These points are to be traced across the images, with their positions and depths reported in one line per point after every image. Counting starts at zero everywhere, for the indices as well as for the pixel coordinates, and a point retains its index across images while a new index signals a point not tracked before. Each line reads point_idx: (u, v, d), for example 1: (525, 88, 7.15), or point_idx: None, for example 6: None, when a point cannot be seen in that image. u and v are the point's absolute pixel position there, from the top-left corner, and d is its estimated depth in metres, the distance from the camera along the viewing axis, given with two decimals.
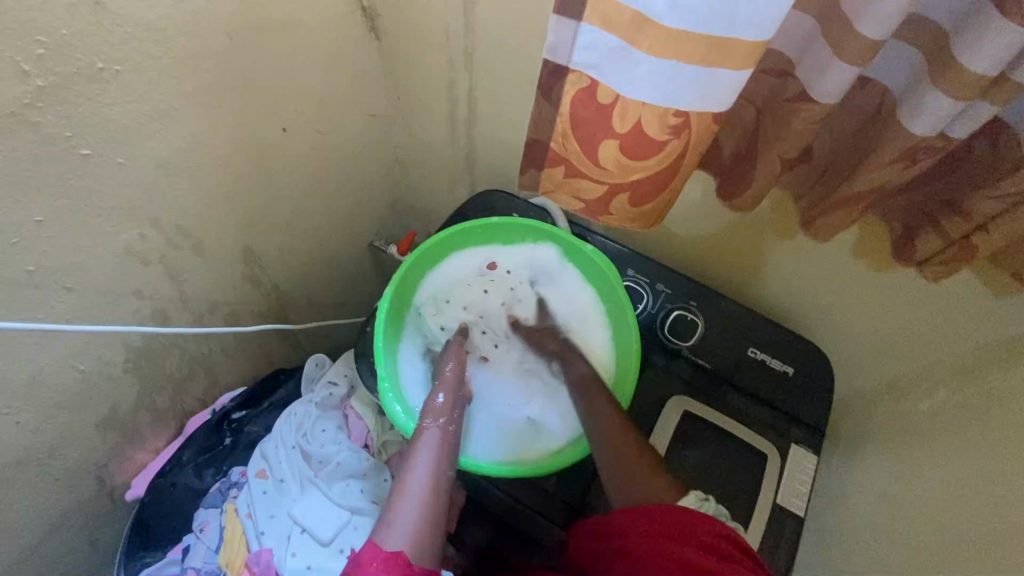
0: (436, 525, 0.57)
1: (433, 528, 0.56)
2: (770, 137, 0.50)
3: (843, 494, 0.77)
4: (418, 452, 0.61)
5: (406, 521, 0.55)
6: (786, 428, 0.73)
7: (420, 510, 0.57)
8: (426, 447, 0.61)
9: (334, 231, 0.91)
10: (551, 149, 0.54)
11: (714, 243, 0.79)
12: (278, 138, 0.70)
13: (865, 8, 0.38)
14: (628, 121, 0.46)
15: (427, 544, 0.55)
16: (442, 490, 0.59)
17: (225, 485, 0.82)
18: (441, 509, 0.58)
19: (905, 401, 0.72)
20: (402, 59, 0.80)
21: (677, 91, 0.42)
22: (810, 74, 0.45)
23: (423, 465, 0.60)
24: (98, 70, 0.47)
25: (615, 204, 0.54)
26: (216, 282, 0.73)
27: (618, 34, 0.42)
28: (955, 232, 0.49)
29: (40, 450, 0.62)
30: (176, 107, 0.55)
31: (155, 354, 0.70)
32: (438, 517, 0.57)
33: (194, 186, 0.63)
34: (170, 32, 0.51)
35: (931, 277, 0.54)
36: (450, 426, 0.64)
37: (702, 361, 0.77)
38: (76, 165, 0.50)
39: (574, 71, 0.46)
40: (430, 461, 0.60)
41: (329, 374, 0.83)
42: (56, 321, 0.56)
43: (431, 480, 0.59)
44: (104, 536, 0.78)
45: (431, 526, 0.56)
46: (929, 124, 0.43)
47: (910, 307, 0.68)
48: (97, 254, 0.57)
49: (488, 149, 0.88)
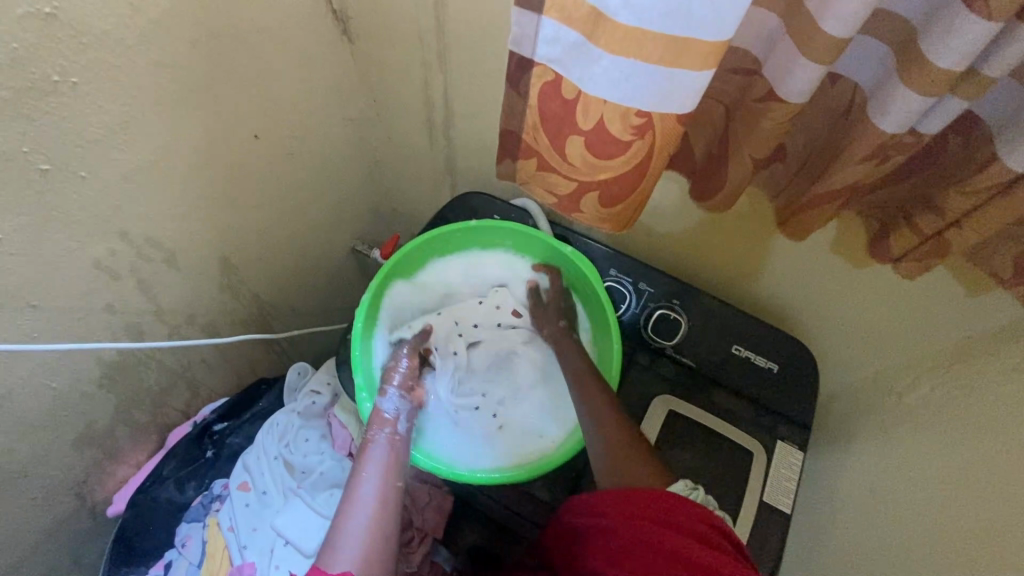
0: (387, 540, 0.55)
1: (384, 540, 0.55)
2: (742, 137, 0.49)
3: (830, 487, 0.77)
4: (366, 465, 0.60)
5: (355, 537, 0.54)
6: (770, 425, 0.73)
7: (371, 520, 0.55)
8: (375, 460, 0.60)
9: (314, 237, 0.90)
10: (524, 141, 0.54)
11: (695, 241, 0.79)
12: (250, 145, 0.69)
13: (830, 7, 0.37)
14: (591, 118, 0.45)
15: (379, 558, 0.54)
16: (392, 500, 0.58)
17: (208, 498, 0.82)
18: (393, 518, 0.57)
19: (889, 395, 0.72)
20: (376, 61, 0.78)
21: (636, 89, 0.41)
22: (776, 72, 0.44)
23: (371, 477, 0.59)
24: (55, 83, 0.46)
25: (586, 202, 0.53)
26: (193, 293, 0.72)
27: (577, 30, 0.41)
28: (930, 229, 0.48)
29: (15, 470, 0.61)
30: (140, 118, 0.54)
31: (131, 368, 0.69)
32: (388, 528, 0.56)
33: (164, 197, 0.62)
34: (131, 42, 0.50)
35: (908, 273, 0.53)
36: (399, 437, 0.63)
37: (686, 360, 0.76)
38: (36, 181, 0.49)
39: (539, 64, 0.46)
40: (379, 472, 0.59)
41: (311, 382, 0.81)
42: (24, 340, 0.55)
43: (381, 490, 0.58)
44: (88, 551, 0.77)
45: (380, 539, 0.55)
46: (897, 123, 0.42)
47: (892, 301, 0.67)
48: (64, 270, 0.56)
49: (466, 151, 0.87)
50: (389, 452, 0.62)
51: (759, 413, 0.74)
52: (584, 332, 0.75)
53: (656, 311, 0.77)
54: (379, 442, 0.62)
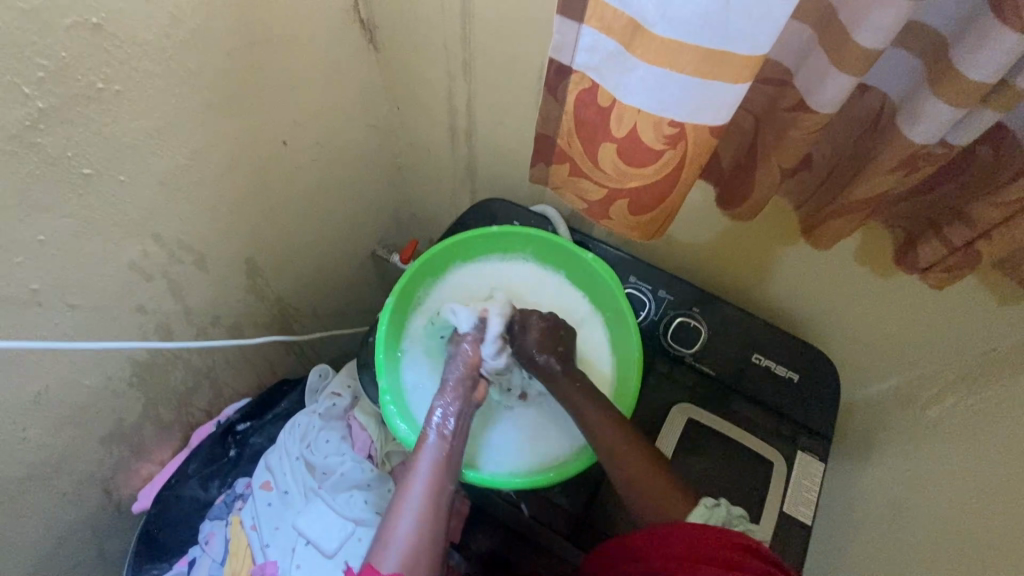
0: (432, 542, 0.58)
1: (430, 546, 0.57)
2: (769, 147, 0.50)
3: (853, 499, 0.77)
4: (419, 463, 0.61)
5: (403, 540, 0.57)
6: (792, 435, 0.73)
7: (419, 524, 0.57)
8: (426, 461, 0.61)
9: (337, 242, 0.92)
10: (558, 145, 0.54)
11: (716, 249, 0.79)
12: (278, 151, 0.71)
13: (863, 18, 0.38)
14: (625, 126, 0.46)
15: (424, 561, 0.56)
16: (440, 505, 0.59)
17: (230, 497, 0.81)
18: (440, 522, 0.59)
19: (913, 406, 0.71)
20: (400, 70, 0.80)
21: (671, 100, 0.42)
22: (807, 83, 0.44)
23: (421, 481, 0.59)
24: (98, 90, 0.48)
25: (615, 208, 0.54)
26: (220, 295, 0.74)
27: (615, 39, 0.42)
28: (959, 240, 0.48)
29: (47, 464, 0.63)
30: (176, 125, 0.56)
31: (159, 367, 0.70)
32: (434, 534, 0.58)
33: (196, 201, 0.63)
34: (170, 51, 0.51)
35: (936, 283, 0.53)
36: (453, 441, 0.63)
37: (705, 367, 0.76)
38: (78, 185, 0.51)
39: (577, 72, 0.46)
40: (430, 474, 0.60)
41: (333, 384, 0.83)
42: (61, 338, 0.57)
43: (430, 494, 0.59)
44: (113, 546, 0.79)
45: (425, 544, 0.57)
46: (928, 132, 0.42)
47: (916, 311, 0.67)
48: (101, 270, 0.57)
49: (488, 159, 0.88)
50: (441, 456, 0.61)
51: (780, 423, 0.73)
52: (604, 341, 0.76)
53: (676, 319, 0.77)
54: (433, 444, 0.62)
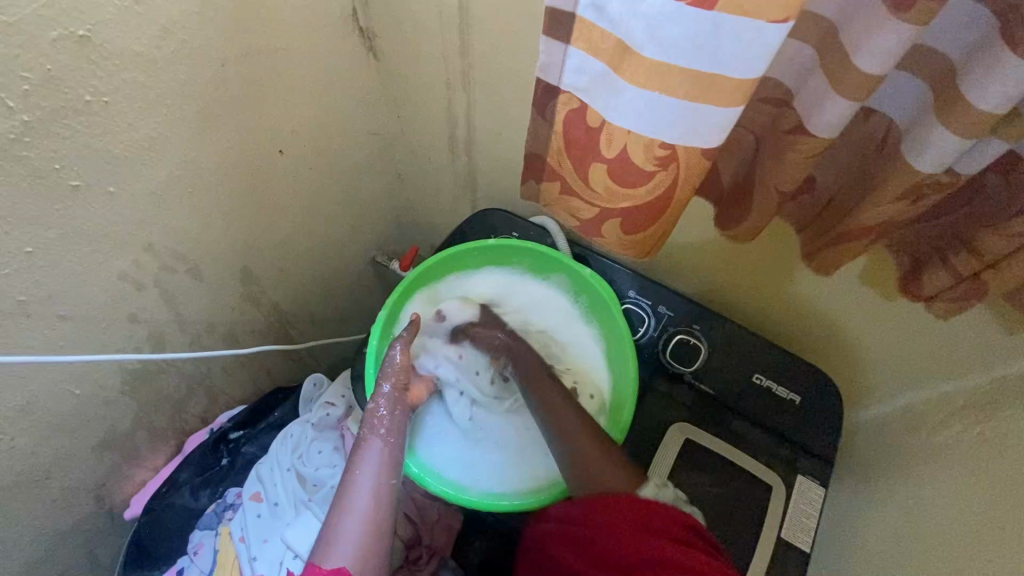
0: (380, 539, 0.54)
1: (379, 544, 0.54)
2: (768, 170, 0.48)
3: (854, 523, 0.75)
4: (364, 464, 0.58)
5: (349, 538, 0.53)
6: (792, 458, 0.71)
7: (364, 519, 0.54)
8: (370, 457, 0.58)
9: (335, 249, 0.91)
10: (548, 163, 0.53)
11: (717, 266, 0.77)
12: (274, 161, 0.70)
13: (864, 42, 0.36)
14: (614, 148, 0.44)
15: (374, 559, 0.53)
16: (388, 504, 0.56)
17: (221, 506, 0.81)
18: (389, 517, 0.56)
19: (917, 431, 0.69)
20: (400, 78, 0.79)
21: (662, 122, 0.40)
22: (807, 105, 0.42)
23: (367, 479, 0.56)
24: (87, 102, 0.47)
25: (607, 227, 0.51)
26: (214, 303, 0.73)
27: (604, 60, 0.41)
28: (965, 270, 0.46)
29: (38, 471, 0.63)
30: (168, 136, 0.55)
31: (152, 375, 0.70)
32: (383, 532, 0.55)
33: (189, 210, 0.63)
34: (161, 63, 0.51)
35: (941, 314, 0.51)
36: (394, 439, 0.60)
37: (705, 387, 0.75)
38: (66, 197, 0.50)
39: (565, 92, 0.45)
40: (375, 473, 0.57)
41: (326, 394, 0.82)
42: (50, 348, 0.57)
43: (375, 489, 0.56)
44: (104, 552, 0.79)
45: (373, 542, 0.54)
46: (936, 160, 0.40)
47: (923, 335, 0.65)
48: (91, 281, 0.57)
49: (488, 169, 0.86)
50: (384, 453, 0.59)
51: (779, 445, 0.72)
52: (599, 353, 0.75)
53: (675, 336, 0.76)
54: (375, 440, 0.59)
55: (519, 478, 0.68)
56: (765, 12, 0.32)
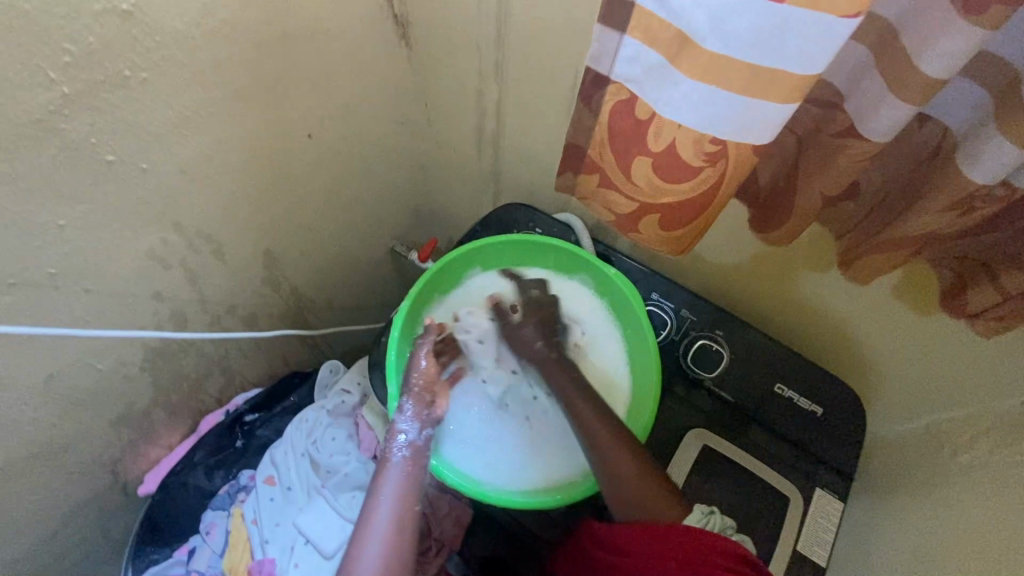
0: (400, 565, 0.57)
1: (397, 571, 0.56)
2: (811, 173, 0.47)
3: (869, 539, 0.74)
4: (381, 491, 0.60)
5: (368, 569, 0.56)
6: (811, 470, 0.70)
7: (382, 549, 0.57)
8: (391, 482, 0.60)
9: (356, 237, 0.91)
10: (588, 155, 0.52)
11: (744, 272, 0.76)
12: (302, 145, 0.69)
13: (926, 44, 0.35)
14: (663, 141, 0.43)
15: None
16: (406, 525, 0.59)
17: (234, 488, 0.82)
18: (407, 546, 0.58)
19: (941, 451, 0.67)
20: (431, 67, 0.78)
21: (715, 117, 0.39)
22: (859, 108, 0.41)
23: (385, 505, 0.59)
24: (125, 77, 0.47)
25: (645, 224, 0.51)
26: (236, 285, 0.73)
27: (660, 51, 0.39)
28: (1015, 286, 0.45)
29: (57, 444, 0.63)
30: (201, 115, 0.55)
31: (172, 354, 0.70)
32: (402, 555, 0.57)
33: (217, 191, 0.62)
34: (198, 41, 0.50)
35: (982, 331, 0.50)
36: (418, 461, 0.62)
37: (725, 394, 0.73)
38: (100, 171, 0.50)
39: (614, 82, 0.44)
40: (394, 500, 0.59)
41: (342, 381, 0.82)
42: (76, 322, 0.57)
43: (395, 517, 0.58)
44: (117, 526, 0.79)
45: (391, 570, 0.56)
46: (991, 172, 0.39)
47: (956, 351, 0.63)
48: (119, 258, 0.57)
49: (514, 162, 0.85)
50: (405, 478, 0.61)
51: (797, 456, 0.71)
52: (618, 351, 0.74)
53: (697, 341, 0.75)
54: (396, 464, 0.61)
55: (539, 481, 0.67)
56: (837, 7, 0.31)
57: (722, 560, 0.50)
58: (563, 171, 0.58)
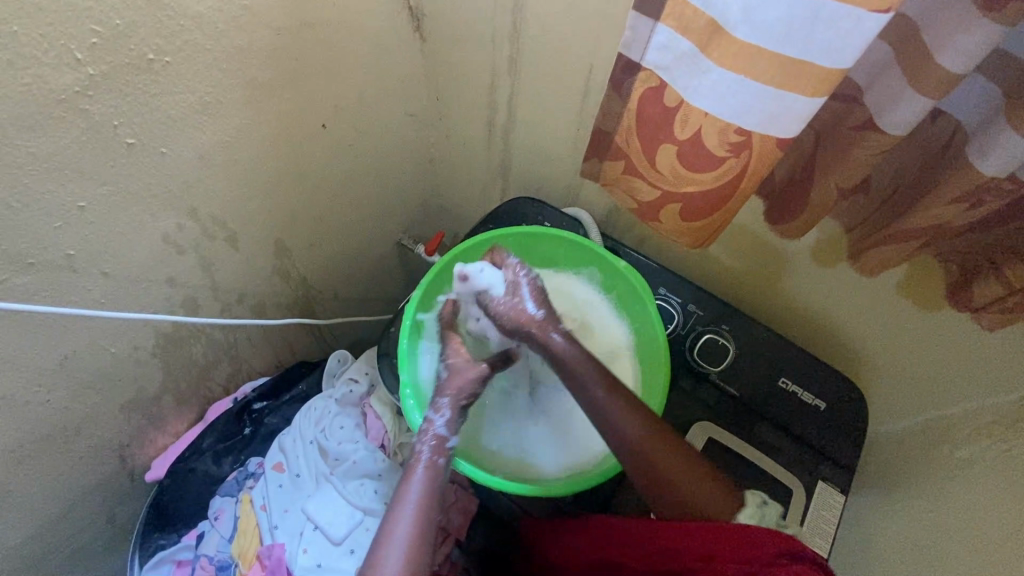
0: None
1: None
2: (826, 166, 0.48)
3: (870, 532, 0.75)
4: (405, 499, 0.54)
5: None
6: (814, 463, 0.71)
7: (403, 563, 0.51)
8: (415, 489, 0.55)
9: (365, 228, 0.91)
10: (615, 142, 0.53)
11: (751, 268, 0.77)
12: (316, 134, 0.70)
13: (946, 38, 0.36)
14: (688, 130, 0.44)
15: None
16: (424, 544, 0.52)
17: (242, 474, 0.82)
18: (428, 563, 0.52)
19: (943, 446, 0.69)
20: (443, 59, 0.78)
21: (741, 107, 0.40)
22: (876, 103, 0.42)
23: (407, 513, 0.53)
24: (149, 60, 0.47)
25: (666, 214, 0.52)
26: (247, 273, 0.73)
27: (692, 39, 0.40)
28: (1020, 280, 0.46)
29: (67, 427, 0.63)
30: (220, 100, 0.55)
31: (183, 340, 0.71)
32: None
33: (233, 177, 0.63)
34: (220, 26, 0.51)
35: (989, 324, 0.51)
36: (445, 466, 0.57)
37: (730, 387, 0.74)
38: (120, 153, 0.50)
39: (646, 69, 0.45)
40: (417, 508, 0.54)
41: (350, 370, 0.83)
42: (91, 305, 0.57)
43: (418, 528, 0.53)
44: (123, 512, 0.80)
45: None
46: (1000, 164, 0.40)
47: (959, 347, 0.64)
48: (135, 241, 0.57)
49: (524, 156, 0.86)
50: (429, 483, 0.56)
51: (801, 450, 0.72)
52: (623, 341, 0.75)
53: (704, 335, 0.76)
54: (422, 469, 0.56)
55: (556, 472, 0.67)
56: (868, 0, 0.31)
57: (714, 548, 0.50)
58: (591, 156, 0.60)
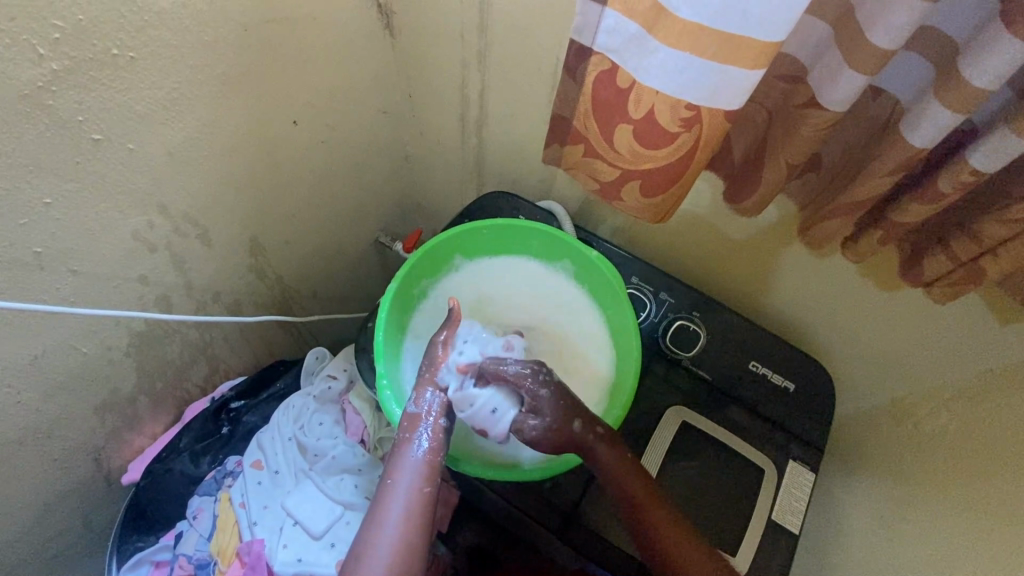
0: (413, 554, 0.56)
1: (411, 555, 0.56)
2: (777, 147, 0.50)
3: (839, 508, 0.77)
4: (395, 477, 0.59)
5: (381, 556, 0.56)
6: (785, 443, 0.72)
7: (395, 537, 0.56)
8: (404, 469, 0.59)
9: (341, 226, 0.91)
10: (573, 128, 0.56)
11: (720, 255, 0.79)
12: (288, 131, 0.70)
13: (877, 17, 0.38)
14: (642, 108, 0.46)
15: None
16: (419, 515, 0.58)
17: (220, 474, 0.80)
18: (421, 535, 0.57)
19: (906, 421, 0.71)
20: (415, 56, 0.79)
21: (686, 83, 0.42)
22: (820, 82, 0.44)
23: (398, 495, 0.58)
24: (113, 55, 0.48)
25: (627, 191, 0.54)
26: (220, 272, 0.73)
27: (638, 21, 0.42)
28: (964, 254, 0.48)
29: (40, 429, 0.63)
30: (188, 96, 0.55)
31: (157, 339, 0.70)
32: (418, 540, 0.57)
33: (203, 174, 0.63)
34: (186, 21, 0.51)
35: (939, 297, 0.54)
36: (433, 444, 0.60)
37: (702, 372, 0.76)
38: (87, 149, 0.50)
39: (597, 53, 0.47)
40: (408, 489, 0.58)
41: (329, 367, 0.83)
42: (61, 304, 0.57)
43: (409, 505, 0.58)
44: (100, 517, 0.79)
45: (408, 554, 0.56)
46: (929, 137, 0.42)
47: (916, 325, 0.67)
48: (104, 238, 0.57)
49: (497, 151, 0.87)
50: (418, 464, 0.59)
51: (770, 429, 0.73)
52: (596, 317, 0.76)
53: (676, 322, 0.77)
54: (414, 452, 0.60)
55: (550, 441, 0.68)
56: None
57: None
58: (550, 144, 0.62)
